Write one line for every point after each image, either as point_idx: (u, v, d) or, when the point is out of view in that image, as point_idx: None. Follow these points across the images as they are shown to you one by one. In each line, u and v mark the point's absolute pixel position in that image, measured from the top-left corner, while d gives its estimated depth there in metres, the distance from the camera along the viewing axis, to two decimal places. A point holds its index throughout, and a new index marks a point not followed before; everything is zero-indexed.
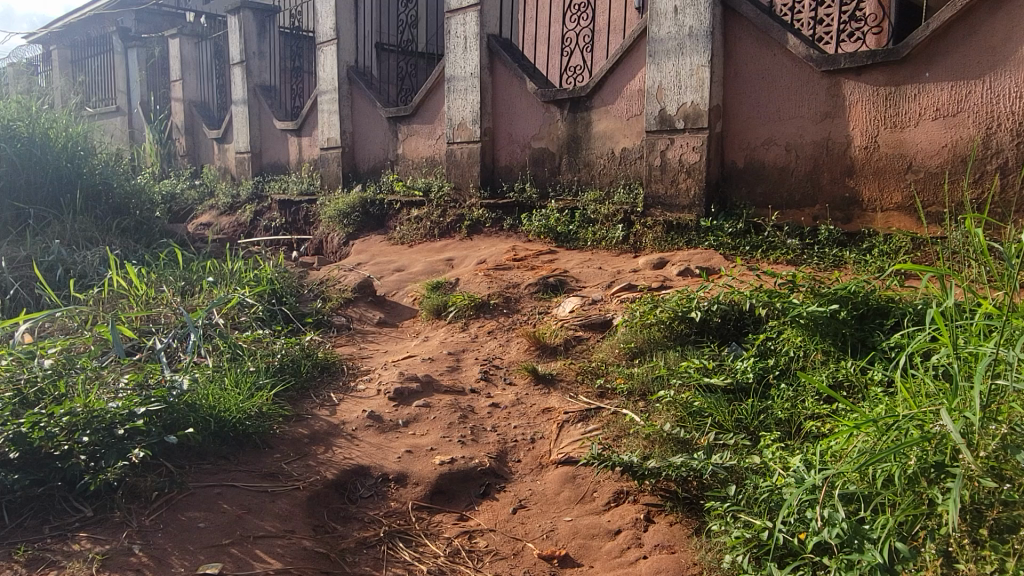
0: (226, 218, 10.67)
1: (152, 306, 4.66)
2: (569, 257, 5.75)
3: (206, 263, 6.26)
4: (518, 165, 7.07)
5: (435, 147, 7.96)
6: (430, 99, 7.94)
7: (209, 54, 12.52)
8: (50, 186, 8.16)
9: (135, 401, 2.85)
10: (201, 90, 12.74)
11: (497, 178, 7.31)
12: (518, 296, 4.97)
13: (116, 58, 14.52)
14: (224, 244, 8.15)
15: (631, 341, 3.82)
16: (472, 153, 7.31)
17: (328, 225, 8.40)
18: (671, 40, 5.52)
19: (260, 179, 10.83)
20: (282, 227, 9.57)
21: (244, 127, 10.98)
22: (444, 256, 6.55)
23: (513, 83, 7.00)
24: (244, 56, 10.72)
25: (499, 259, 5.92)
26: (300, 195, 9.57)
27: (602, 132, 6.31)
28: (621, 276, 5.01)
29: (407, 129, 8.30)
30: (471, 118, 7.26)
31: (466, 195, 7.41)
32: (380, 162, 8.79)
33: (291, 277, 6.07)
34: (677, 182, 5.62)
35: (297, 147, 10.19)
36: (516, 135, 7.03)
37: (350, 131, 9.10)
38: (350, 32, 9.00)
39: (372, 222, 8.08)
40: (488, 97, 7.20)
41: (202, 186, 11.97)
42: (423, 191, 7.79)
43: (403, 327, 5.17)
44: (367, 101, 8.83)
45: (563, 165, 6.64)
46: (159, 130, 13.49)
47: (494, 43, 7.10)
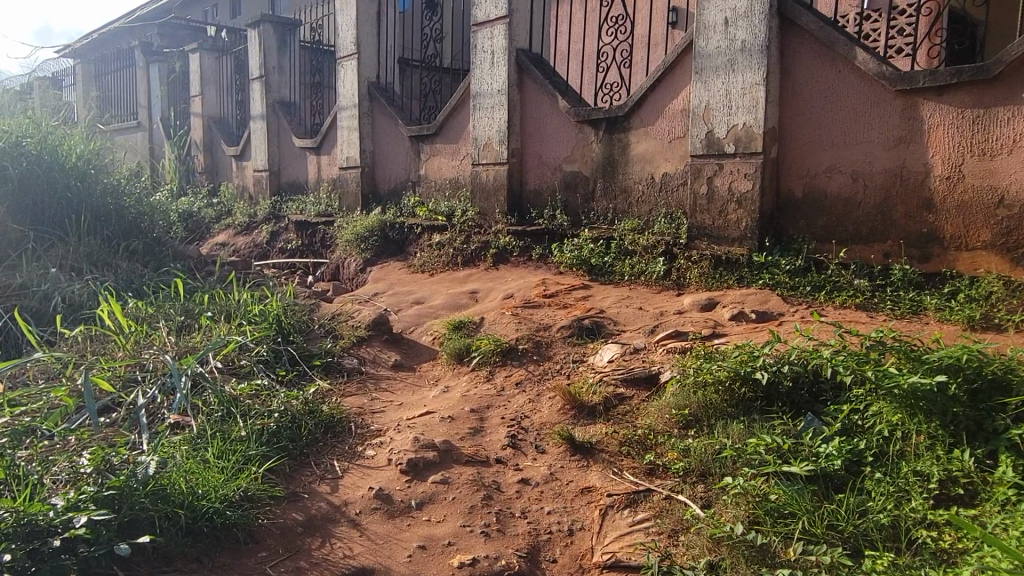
0: (243, 238, 10.31)
1: (142, 348, 4.20)
2: (604, 294, 5.24)
3: (212, 294, 5.83)
4: (547, 189, 6.55)
5: (459, 168, 7.47)
6: (454, 116, 7.47)
7: (230, 69, 12.19)
8: (57, 206, 7.80)
9: (81, 503, 2.43)
10: (221, 106, 12.42)
11: (525, 203, 6.79)
12: (549, 340, 4.43)
13: (138, 73, 14.29)
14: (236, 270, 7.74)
15: (685, 406, 3.25)
16: (498, 176, 6.82)
17: (345, 249, 7.97)
18: (721, 55, 4.98)
19: (277, 198, 10.43)
20: (299, 250, 9.17)
21: (263, 145, 10.61)
22: (468, 289, 6.07)
23: (544, 101, 6.50)
24: (264, 71, 10.36)
25: (527, 296, 5.43)
26: (317, 216, 9.14)
27: (641, 155, 5.77)
28: (664, 320, 4.48)
29: (430, 149, 7.82)
30: (498, 138, 6.77)
31: (491, 221, 6.92)
32: (401, 184, 8.32)
33: (301, 311, 5.61)
34: (726, 213, 5.06)
35: (315, 166, 9.77)
36: (546, 157, 6.52)
37: (370, 150, 8.67)
38: (371, 47, 8.58)
39: (392, 248, 7.62)
40: (516, 116, 6.70)
41: (220, 204, 11.63)
42: (446, 215, 7.31)
43: (422, 371, 4.67)
44: (388, 119, 8.38)
45: (598, 190, 6.12)
46: (179, 146, 13.21)
47: (523, 58, 6.61)
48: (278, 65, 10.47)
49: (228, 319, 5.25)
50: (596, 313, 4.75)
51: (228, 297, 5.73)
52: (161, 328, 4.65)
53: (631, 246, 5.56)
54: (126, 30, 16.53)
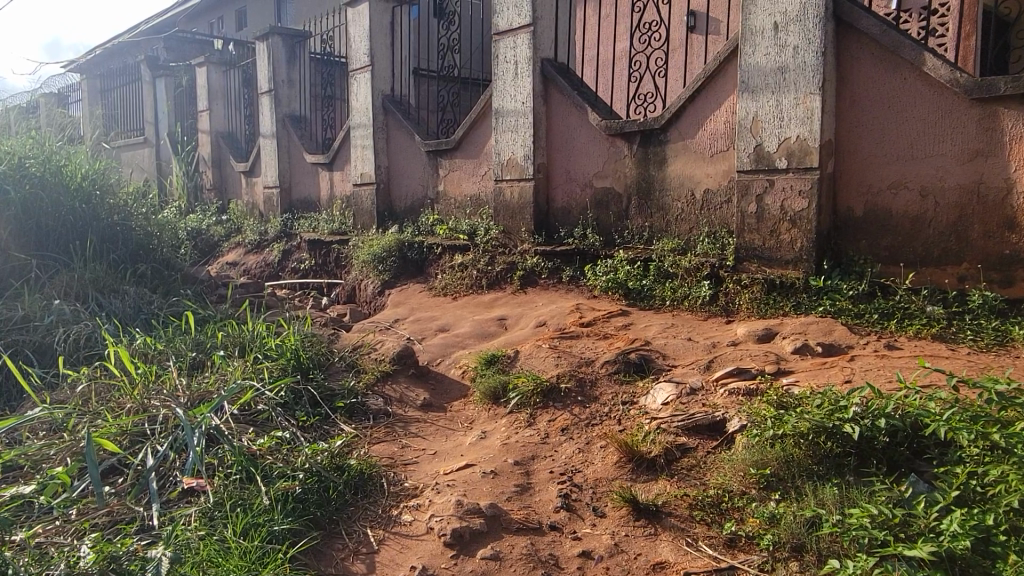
0: (255, 258, 10.00)
1: (150, 395, 3.86)
2: (646, 321, 4.88)
3: (224, 326, 5.49)
4: (577, 207, 6.19)
5: (481, 184, 7.12)
6: (474, 130, 7.11)
7: (237, 82, 11.87)
8: (62, 231, 7.48)
9: None
10: (229, 120, 12.11)
11: (552, 222, 6.43)
12: (593, 377, 4.05)
13: (144, 87, 14.01)
14: (248, 296, 7.41)
15: (765, 464, 2.86)
16: (524, 193, 6.45)
17: (361, 271, 7.62)
18: (770, 63, 4.61)
19: (288, 215, 10.10)
20: (313, 270, 8.84)
21: (273, 160, 10.29)
22: (496, 315, 5.72)
23: (572, 114, 6.14)
24: (273, 85, 10.05)
25: (562, 324, 5.07)
26: (331, 234, 8.81)
27: (680, 170, 5.40)
28: (717, 353, 4.11)
29: (449, 164, 7.47)
30: (523, 153, 6.41)
31: (517, 240, 6.55)
32: (418, 200, 7.97)
33: (320, 342, 5.26)
34: (778, 232, 4.67)
35: (328, 182, 9.44)
36: (575, 173, 6.15)
37: (385, 166, 8.32)
38: (385, 58, 8.24)
39: (411, 268, 7.27)
40: (541, 130, 6.34)
41: (230, 222, 11.31)
42: (468, 234, 6.95)
43: (453, 412, 4.29)
44: (404, 134, 8.04)
45: (632, 208, 5.75)
46: (187, 162, 12.91)
47: (549, 67, 6.25)
48: (288, 78, 10.15)
49: (243, 355, 4.91)
50: (641, 344, 4.39)
51: (242, 328, 5.39)
52: (171, 369, 4.32)
53: (672, 269, 5.19)
54: (132, 45, 16.27)
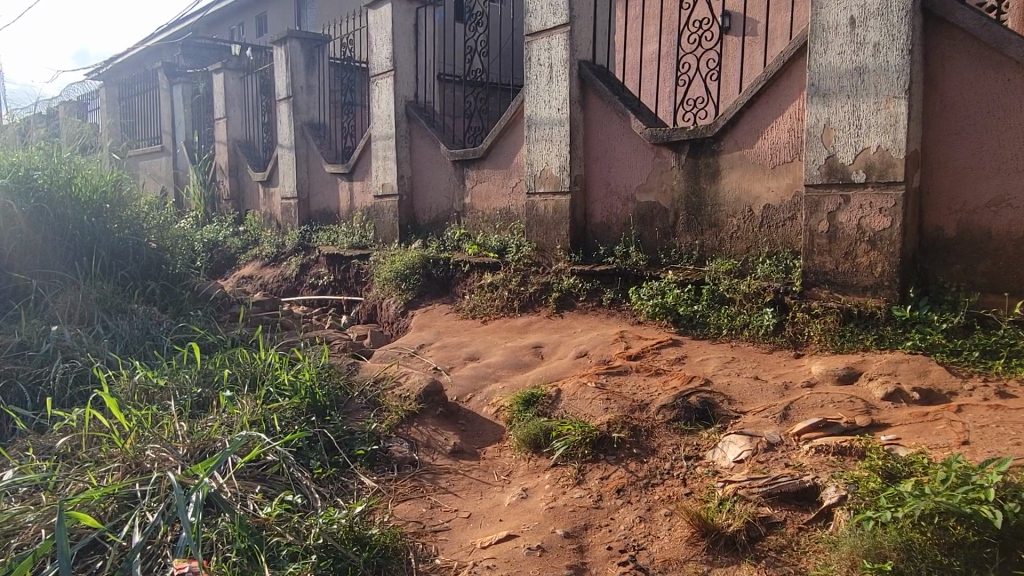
0: (273, 273, 9.59)
1: (145, 448, 3.39)
2: (701, 353, 4.35)
3: (234, 355, 5.03)
4: (617, 223, 5.67)
5: (511, 198, 6.63)
6: (504, 139, 6.62)
7: (255, 88, 11.50)
8: (69, 247, 7.10)
9: None
10: (246, 128, 11.74)
11: (589, 239, 5.92)
12: (648, 426, 3.53)
13: (162, 95, 13.72)
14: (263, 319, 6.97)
15: (884, 557, 2.30)
16: (559, 206, 5.94)
17: (383, 289, 7.16)
18: (846, 64, 4.07)
19: (306, 227, 9.67)
20: (333, 286, 8.41)
21: (291, 170, 9.87)
22: (530, 342, 5.21)
23: (613, 121, 5.63)
24: (292, 92, 9.64)
25: (606, 355, 4.56)
26: (351, 249, 8.36)
27: (736, 184, 4.86)
28: (792, 396, 3.57)
29: (476, 175, 6.98)
30: (558, 164, 5.90)
31: (551, 258, 6.05)
32: (444, 213, 7.49)
33: (338, 374, 4.79)
34: (854, 255, 4.12)
35: (348, 193, 9.00)
36: (616, 185, 5.65)
37: (408, 176, 7.86)
38: (409, 62, 7.79)
39: (436, 287, 6.80)
40: (579, 138, 5.84)
41: (247, 234, 10.93)
42: (498, 250, 6.46)
43: (488, 460, 3.80)
44: (428, 142, 7.57)
45: (681, 223, 5.22)
46: (204, 171, 12.56)
47: (586, 70, 5.75)
48: (307, 84, 9.74)
49: (254, 390, 4.44)
50: (700, 383, 3.85)
51: (254, 357, 4.93)
52: (172, 414, 3.86)
53: (728, 293, 4.66)
54: (150, 52, 16.02)
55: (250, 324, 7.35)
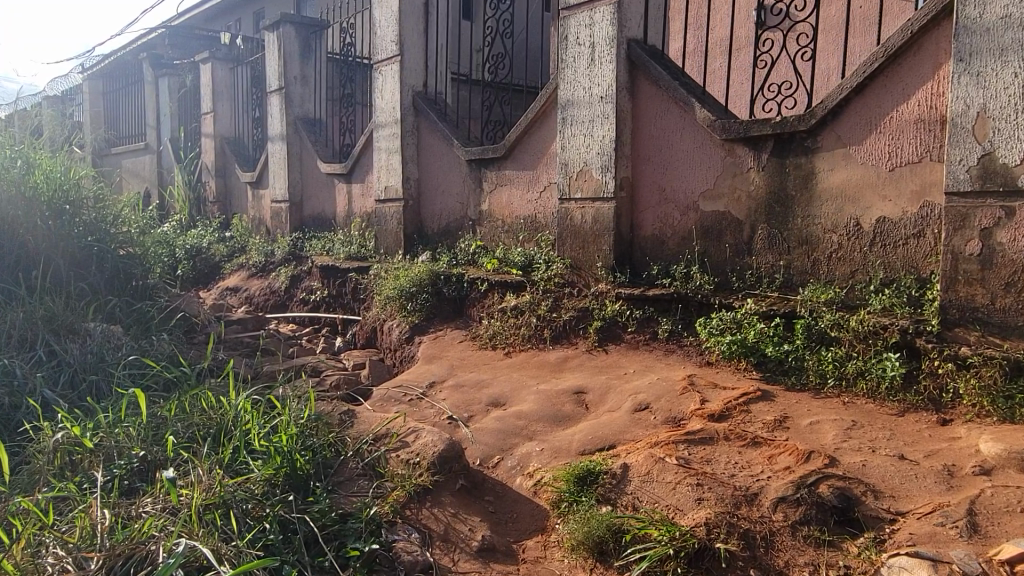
0: (261, 285, 8.56)
1: (39, 561, 2.42)
2: (805, 411, 3.32)
3: (196, 398, 3.98)
4: (674, 237, 4.63)
5: (539, 204, 5.59)
6: (531, 134, 5.59)
7: (245, 80, 10.46)
8: (18, 253, 6.05)
9: None
10: (235, 124, 10.69)
11: (637, 255, 4.87)
12: (767, 533, 2.50)
13: (147, 88, 12.71)
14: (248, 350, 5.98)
15: None
16: (601, 215, 4.89)
17: (384, 309, 6.14)
18: (1012, 30, 3.06)
19: (299, 234, 8.63)
20: (327, 302, 7.37)
21: (282, 170, 8.81)
22: (569, 385, 4.16)
23: (670, 112, 4.60)
24: (284, 82, 8.60)
25: (675, 410, 3.51)
26: (347, 260, 7.30)
27: (837, 190, 3.84)
28: (967, 489, 2.55)
29: (496, 176, 5.94)
30: (600, 164, 4.86)
31: (589, 278, 5.01)
32: (456, 221, 6.44)
33: (327, 427, 3.74)
34: (1021, 288, 3.12)
35: (345, 197, 7.95)
36: (673, 190, 4.61)
37: (415, 178, 6.82)
38: (418, 46, 6.77)
39: (447, 308, 5.75)
40: (626, 133, 4.80)
41: (233, 240, 9.89)
42: (523, 267, 5.44)
43: (530, 566, 2.76)
44: (439, 139, 6.53)
45: (760, 239, 4.19)
46: (189, 171, 11.53)
47: (637, 50, 4.73)
48: (301, 75, 8.70)
49: (216, 452, 3.40)
50: (824, 460, 2.81)
51: (220, 402, 3.88)
52: (95, 496, 2.87)
53: (832, 331, 3.63)
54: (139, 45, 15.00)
55: (229, 348, 6.31)
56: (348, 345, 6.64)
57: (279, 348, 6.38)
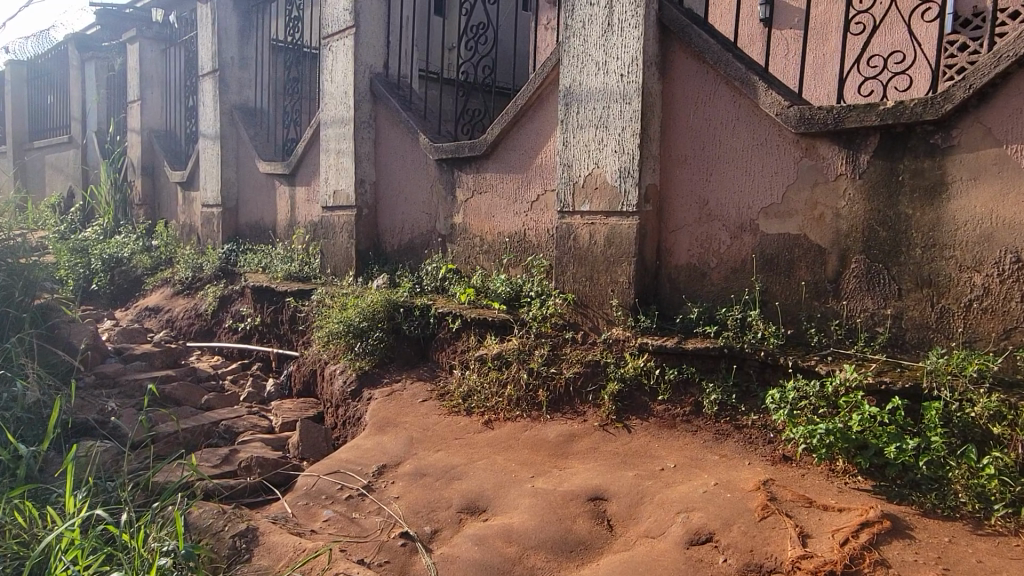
0: (185, 307, 7.12)
1: None
2: (979, 563, 2.08)
3: (7, 506, 2.62)
4: (720, 268, 3.38)
5: (528, 218, 4.29)
6: (520, 126, 4.30)
7: (178, 64, 8.99)
8: None
9: None
10: (166, 115, 9.22)
11: (665, 292, 3.60)
12: None
13: (72, 74, 11.22)
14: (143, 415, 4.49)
15: None
16: (617, 235, 3.61)
17: (325, 348, 4.77)
18: None
19: (232, 246, 7.20)
20: (260, 332, 5.98)
21: (214, 169, 7.37)
22: (579, 484, 2.85)
23: (719, 96, 3.34)
24: (218, 63, 7.20)
25: (760, 553, 2.22)
26: (285, 280, 5.90)
27: (985, 210, 2.63)
28: None
29: (473, 181, 4.63)
30: (617, 166, 3.59)
31: (599, 321, 3.72)
32: (421, 237, 5.10)
33: (208, 566, 2.38)
34: None
35: (287, 203, 6.56)
36: (721, 204, 3.36)
37: (372, 182, 5.48)
38: (378, 17, 5.44)
39: (407, 352, 4.41)
40: (654, 125, 3.54)
41: (159, 251, 8.42)
42: (506, 301, 4.13)
43: None
44: (402, 133, 5.21)
45: (854, 277, 2.95)
46: (114, 169, 10.01)
47: (671, 10, 3.47)
48: (240, 56, 7.32)
49: None
50: None
51: (44, 519, 2.50)
52: None
53: (993, 427, 2.41)
54: None
55: (124, 396, 4.88)
56: (282, 390, 5.25)
57: (190, 394, 4.97)
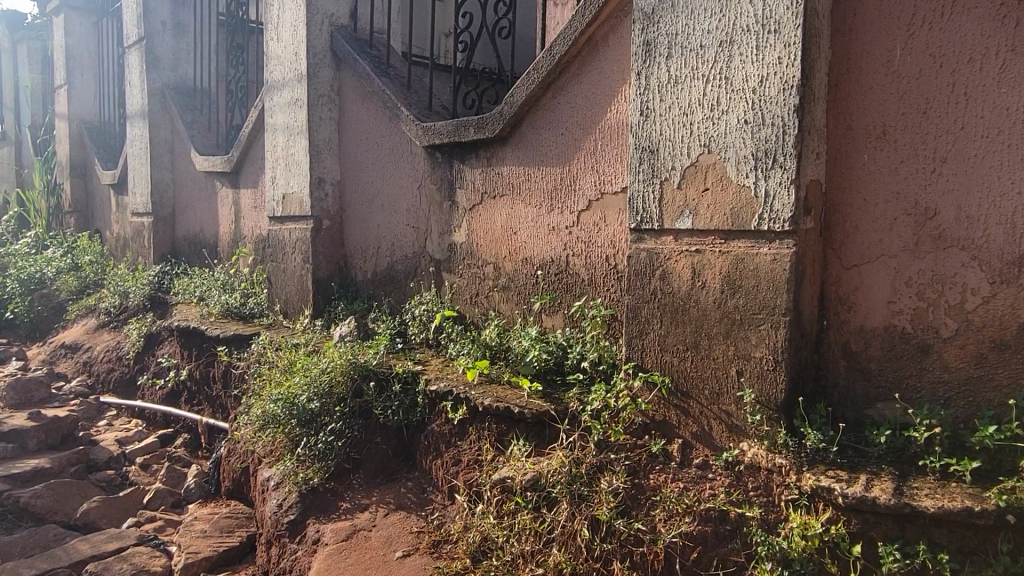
0: (105, 345, 5.48)
1: None
2: None
3: None
4: (968, 337, 1.79)
5: (571, 238, 2.68)
6: (556, 91, 2.68)
7: (110, 39, 7.31)
8: None
9: None
10: (99, 102, 7.56)
11: (840, 378, 1.97)
12: None
13: (4, 59, 9.59)
14: None
15: None
16: (750, 276, 2.00)
17: (256, 435, 3.13)
18: None
19: (164, 267, 5.56)
20: (187, 391, 4.35)
21: (143, 167, 5.74)
22: None
23: (967, 8, 1.75)
24: (143, 30, 5.55)
25: None
26: (219, 320, 4.27)
27: None
28: None
29: (482, 179, 3.01)
30: (751, 149, 1.98)
31: (709, 423, 2.10)
32: (404, 263, 3.47)
33: None
34: None
35: (230, 211, 4.92)
36: (971, 217, 1.78)
37: (335, 183, 3.86)
38: None
39: (379, 449, 2.78)
40: (822, 72, 1.93)
41: (88, 271, 6.78)
42: (537, 377, 2.52)
43: None
44: (376, 109, 3.59)
45: None
46: (44, 170, 8.37)
47: None
48: (173, 22, 5.68)
49: None
50: None
51: None
52: None
53: None
54: None
55: None
56: (205, 486, 3.62)
57: (65, 501, 3.36)
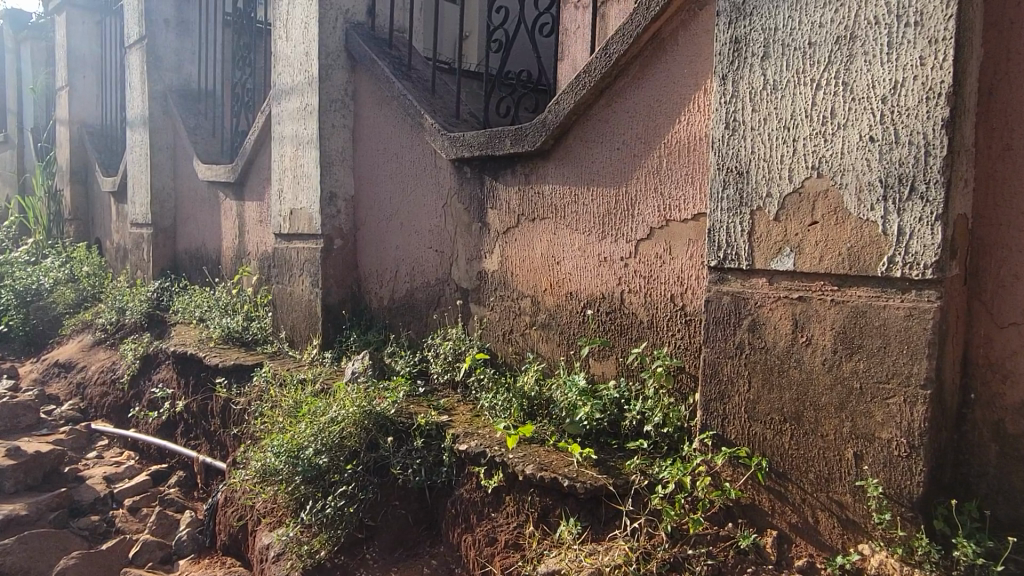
0: (100, 365, 5.09)
1: None
2: None
3: None
4: None
5: (626, 274, 2.26)
6: (610, 97, 2.27)
7: (114, 38, 6.96)
8: None
9: None
10: (101, 104, 7.22)
11: (989, 467, 1.55)
12: None
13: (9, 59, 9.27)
14: None
15: None
16: (875, 334, 1.58)
17: (254, 489, 2.72)
18: None
19: (164, 283, 5.18)
20: (184, 424, 3.95)
21: (143, 174, 5.36)
22: None
23: None
24: (145, 27, 5.18)
25: None
26: (219, 346, 3.87)
27: None
28: None
29: (518, 199, 2.60)
30: (878, 172, 1.56)
31: (814, 515, 1.68)
32: (426, 291, 3.07)
33: None
34: None
35: (233, 225, 4.53)
36: None
37: (348, 198, 3.46)
38: None
39: (398, 516, 2.37)
40: (973, 77, 1.52)
41: (87, 284, 6.41)
42: (588, 441, 2.11)
43: None
44: (396, 115, 3.18)
45: None
46: (45, 174, 8.03)
47: None
48: (176, 19, 5.31)
49: None
50: None
51: None
52: None
53: None
54: None
55: None
56: (199, 538, 3.22)
57: (41, 559, 2.96)
